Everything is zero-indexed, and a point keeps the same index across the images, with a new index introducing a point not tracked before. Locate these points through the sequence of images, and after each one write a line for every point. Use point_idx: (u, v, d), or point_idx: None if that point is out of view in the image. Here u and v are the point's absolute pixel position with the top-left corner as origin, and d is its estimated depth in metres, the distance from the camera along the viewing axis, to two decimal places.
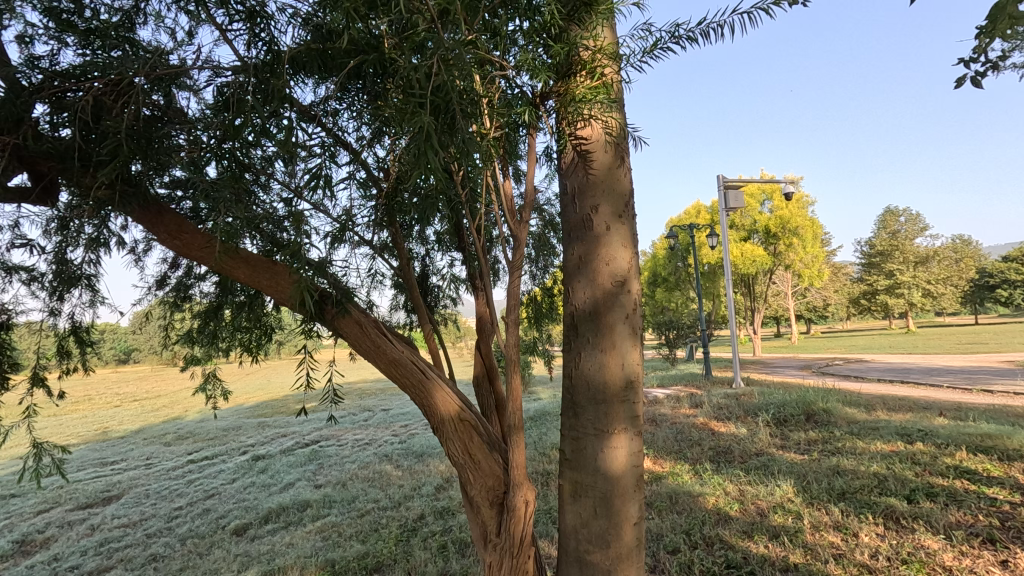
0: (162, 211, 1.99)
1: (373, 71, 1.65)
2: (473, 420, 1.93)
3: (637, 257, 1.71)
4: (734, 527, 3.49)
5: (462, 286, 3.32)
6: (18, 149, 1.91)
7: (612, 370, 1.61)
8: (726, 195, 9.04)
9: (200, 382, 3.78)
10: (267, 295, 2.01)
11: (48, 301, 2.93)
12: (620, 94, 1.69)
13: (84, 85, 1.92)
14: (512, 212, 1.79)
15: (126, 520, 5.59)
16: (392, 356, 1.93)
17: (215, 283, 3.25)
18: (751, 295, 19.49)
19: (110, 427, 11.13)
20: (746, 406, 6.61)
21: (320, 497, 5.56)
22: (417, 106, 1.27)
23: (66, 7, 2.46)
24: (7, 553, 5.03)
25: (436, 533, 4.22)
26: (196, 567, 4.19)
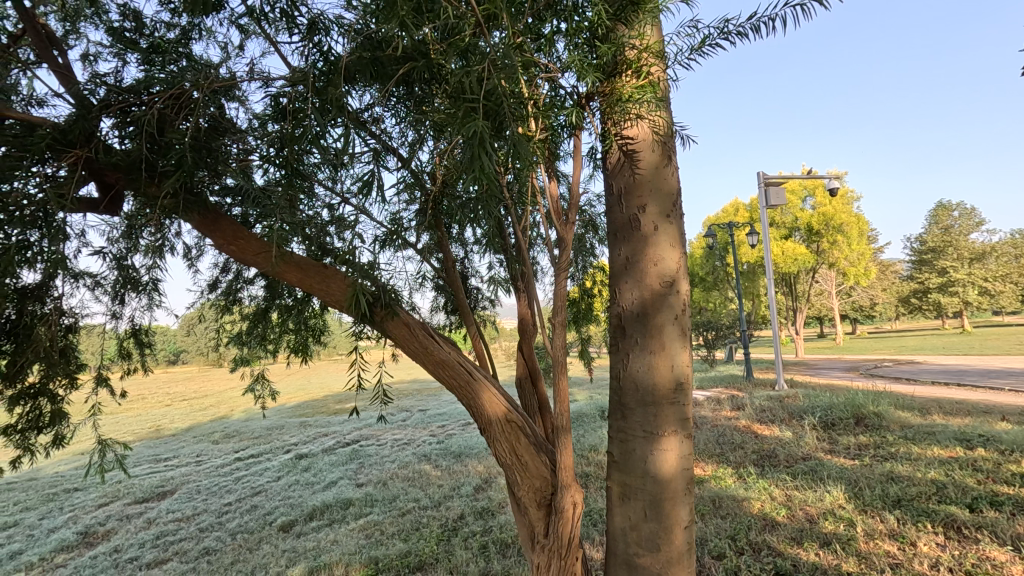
0: (219, 218, 2.07)
1: (421, 79, 1.67)
2: (519, 421, 1.94)
3: (685, 257, 1.69)
4: (783, 534, 3.40)
5: (502, 287, 3.35)
6: (89, 162, 2.02)
7: (661, 372, 1.59)
8: (767, 193, 8.80)
9: (249, 382, 3.91)
10: (319, 299, 2.07)
11: (110, 305, 3.09)
12: (666, 92, 1.67)
13: (146, 100, 2.03)
14: (558, 213, 1.79)
15: (180, 514, 5.83)
16: (440, 357, 1.97)
17: (263, 287, 3.37)
18: (793, 294, 18.94)
19: (162, 425, 11.63)
20: (790, 409, 6.42)
21: (362, 496, 5.67)
22: (470, 111, 1.29)
23: (126, 26, 2.61)
24: (73, 544, 5.30)
25: (477, 534, 4.25)
26: (247, 562, 4.33)
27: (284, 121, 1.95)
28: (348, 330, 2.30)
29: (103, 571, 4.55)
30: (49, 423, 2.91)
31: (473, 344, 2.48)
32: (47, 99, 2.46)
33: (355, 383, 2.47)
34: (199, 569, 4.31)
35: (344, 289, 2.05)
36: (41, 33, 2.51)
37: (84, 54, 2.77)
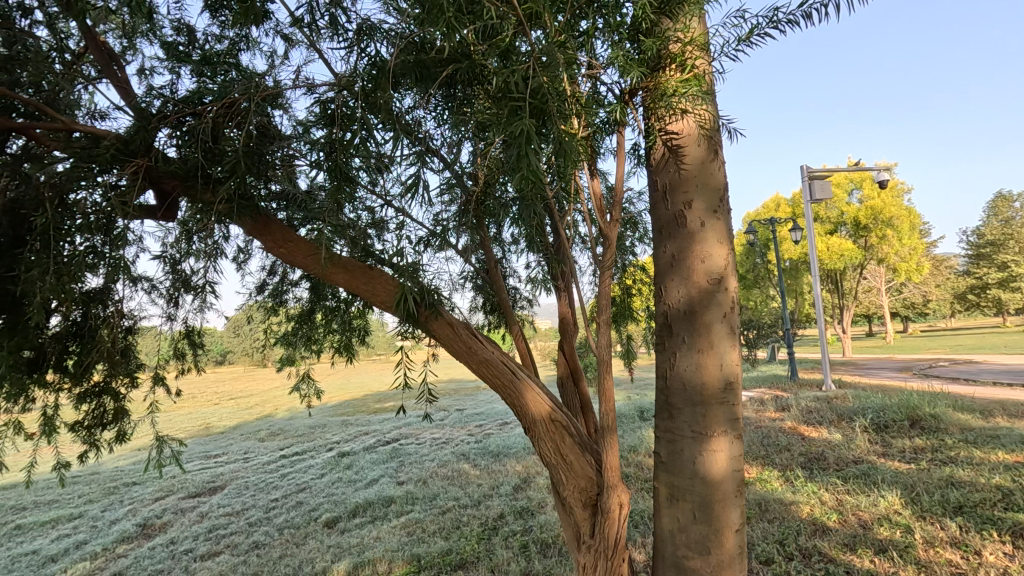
0: (269, 222, 2.14)
1: (462, 81, 1.68)
2: (564, 421, 1.93)
3: (733, 253, 1.65)
4: (834, 539, 3.28)
5: (541, 287, 3.35)
6: (149, 170, 2.12)
7: (710, 371, 1.56)
8: (811, 187, 8.50)
9: (295, 382, 4.03)
10: (366, 300, 2.12)
11: (166, 308, 3.23)
12: (712, 85, 1.63)
13: (200, 110, 2.10)
14: (602, 211, 1.78)
15: (230, 509, 6.04)
16: (483, 357, 1.98)
17: (307, 288, 3.46)
18: (839, 292, 18.27)
19: (212, 423, 12.09)
20: (839, 410, 6.19)
21: (403, 494, 5.76)
22: (515, 110, 1.29)
23: (179, 41, 2.73)
24: (132, 535, 5.57)
25: (518, 533, 4.26)
26: (294, 556, 4.46)
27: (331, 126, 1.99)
28: (394, 330, 2.34)
29: (160, 562, 4.77)
30: (113, 419, 3.05)
31: (514, 343, 2.49)
32: (109, 112, 2.60)
33: (401, 382, 2.51)
34: (250, 562, 4.46)
35: (390, 290, 2.09)
36: (103, 50, 2.66)
37: (141, 69, 2.91)
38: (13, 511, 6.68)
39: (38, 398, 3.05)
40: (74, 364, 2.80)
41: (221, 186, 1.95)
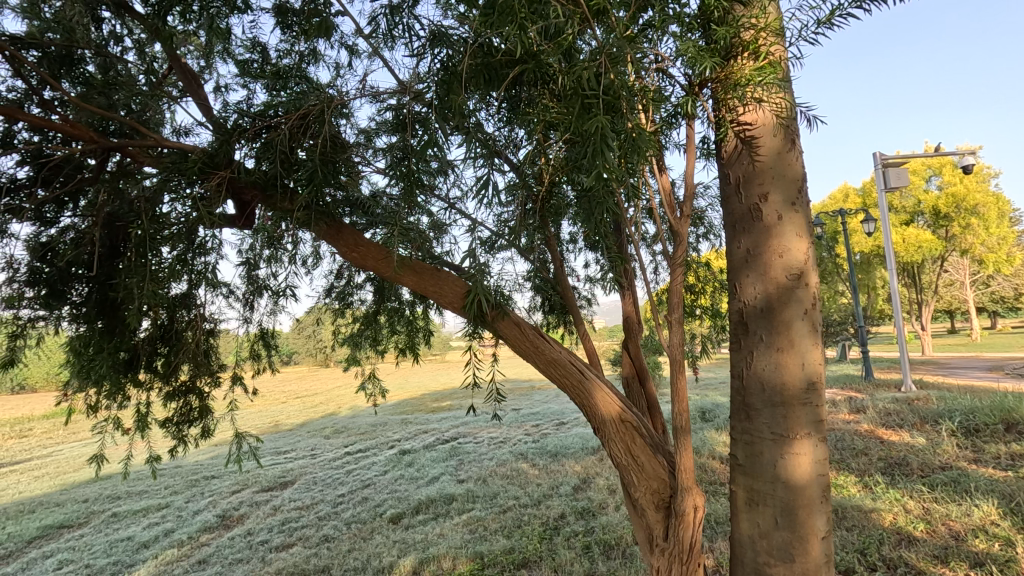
0: (342, 228, 2.23)
1: (526, 81, 1.67)
2: (634, 421, 1.91)
3: (814, 247, 1.57)
4: (923, 550, 3.08)
5: (602, 285, 3.32)
6: (232, 181, 2.24)
7: (791, 371, 1.49)
8: (885, 174, 7.97)
9: (361, 381, 4.17)
10: (433, 300, 2.16)
11: (243, 311, 3.42)
12: (788, 72, 1.55)
13: (275, 123, 2.20)
14: (671, 207, 1.74)
15: (301, 503, 6.33)
16: (551, 356, 1.99)
17: (372, 291, 3.58)
18: (917, 286, 17.10)
19: (281, 421, 12.69)
20: (922, 413, 5.77)
21: (464, 492, 5.85)
22: (586, 108, 1.26)
23: (253, 57, 2.88)
24: (214, 525, 5.94)
25: (580, 534, 4.24)
26: (362, 550, 4.62)
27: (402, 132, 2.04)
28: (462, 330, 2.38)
29: (240, 551, 5.05)
30: (199, 416, 3.26)
31: (580, 341, 2.49)
32: (193, 129, 2.78)
33: (471, 381, 2.55)
34: (321, 554, 4.65)
35: (457, 292, 2.13)
36: (187, 71, 2.85)
37: (219, 86, 3.09)
38: (109, 500, 7.26)
39: (133, 396, 3.29)
40: (164, 364, 3.01)
41: (298, 194, 2.05)
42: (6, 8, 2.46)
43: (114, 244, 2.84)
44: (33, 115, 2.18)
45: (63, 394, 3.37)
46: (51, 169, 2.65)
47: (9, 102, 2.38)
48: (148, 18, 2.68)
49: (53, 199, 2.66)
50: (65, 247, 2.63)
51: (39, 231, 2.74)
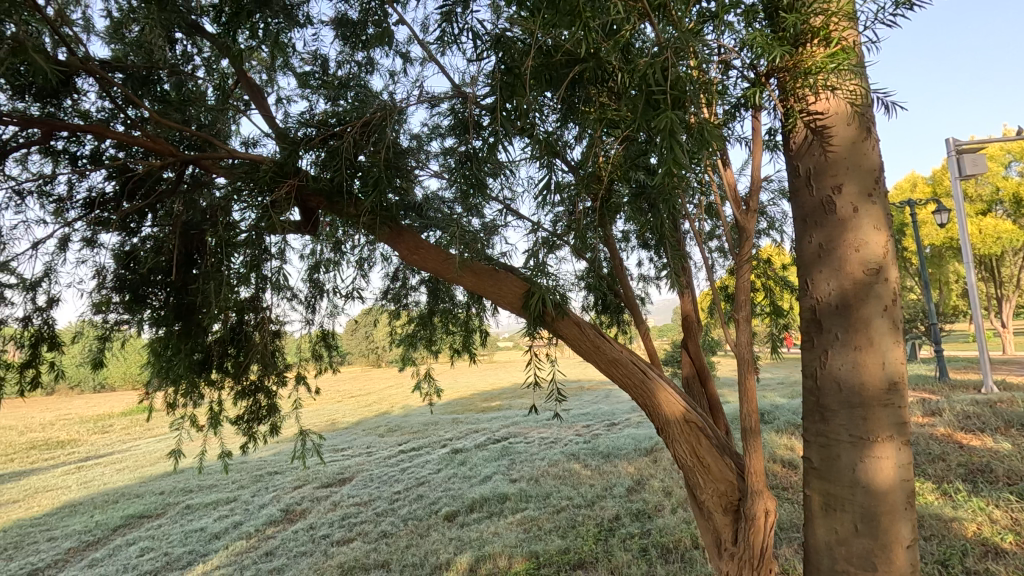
0: (402, 231, 2.33)
1: (584, 81, 1.64)
2: (700, 422, 1.88)
3: (894, 240, 1.49)
4: (1012, 564, 2.87)
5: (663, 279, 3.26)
6: (301, 189, 2.33)
7: (870, 370, 1.42)
8: (959, 162, 7.45)
9: (416, 381, 4.26)
10: (493, 301, 2.21)
11: (306, 314, 3.56)
12: (862, 56, 1.48)
13: (339, 132, 2.28)
14: (737, 202, 1.70)
15: (359, 499, 6.53)
16: (612, 356, 2.00)
17: (427, 291, 3.64)
18: (996, 280, 15.92)
19: (337, 419, 13.12)
20: (1007, 417, 5.37)
21: (517, 491, 5.88)
22: (655, 104, 1.23)
23: (314, 70, 2.99)
24: (279, 519, 6.20)
25: (635, 536, 4.19)
26: (419, 546, 4.72)
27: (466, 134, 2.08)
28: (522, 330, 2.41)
29: (303, 544, 5.25)
30: (267, 414, 3.42)
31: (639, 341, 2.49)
32: (259, 140, 2.92)
33: (532, 380, 2.56)
34: (380, 549, 4.78)
35: (516, 292, 2.17)
36: (253, 86, 2.99)
37: (281, 99, 3.23)
38: (183, 493, 7.71)
39: (207, 395, 3.49)
40: (233, 365, 3.13)
41: (363, 201, 2.11)
42: (93, 33, 2.65)
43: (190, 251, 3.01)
44: (118, 133, 2.34)
45: (145, 393, 3.60)
46: (133, 183, 2.84)
47: (99, 122, 2.57)
48: (217, 37, 2.83)
49: (137, 210, 2.85)
50: (147, 255, 2.80)
51: (124, 240, 2.93)
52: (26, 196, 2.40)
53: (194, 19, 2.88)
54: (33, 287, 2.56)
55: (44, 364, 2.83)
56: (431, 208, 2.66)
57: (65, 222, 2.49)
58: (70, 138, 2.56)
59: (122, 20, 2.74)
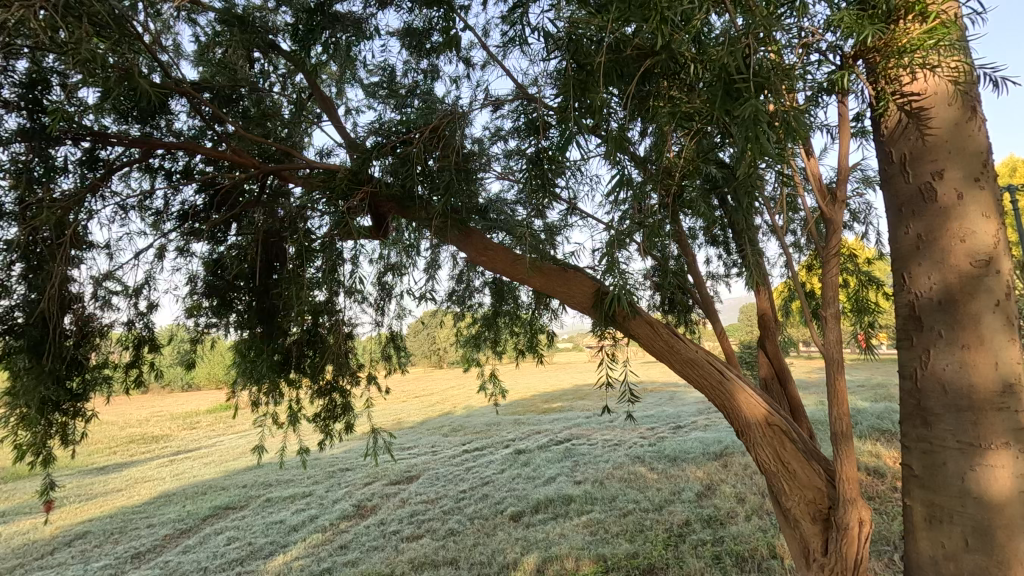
0: (473, 233, 2.40)
1: (654, 74, 1.59)
2: (783, 425, 1.88)
3: (1007, 228, 1.36)
4: None
5: (737, 274, 3.13)
6: (373, 195, 2.42)
7: (981, 371, 1.31)
8: None
9: (481, 381, 4.30)
10: (563, 300, 2.25)
11: (376, 315, 3.68)
12: (965, 28, 1.35)
13: (408, 138, 2.33)
14: (822, 194, 1.62)
15: (426, 497, 6.68)
16: (687, 356, 2.03)
17: (490, 292, 3.68)
18: None
19: (402, 419, 13.49)
20: None
21: (582, 493, 5.82)
22: (737, 92, 1.18)
23: (381, 80, 3.09)
24: (351, 513, 6.45)
25: (708, 543, 4.05)
26: (486, 545, 4.78)
27: (537, 136, 2.08)
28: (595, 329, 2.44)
29: (375, 539, 5.44)
30: (342, 412, 3.56)
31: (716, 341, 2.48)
32: (332, 149, 3.04)
33: (604, 379, 2.54)
34: (448, 547, 4.87)
35: (586, 292, 2.20)
36: (325, 98, 3.12)
37: (350, 110, 3.36)
38: (263, 487, 8.17)
39: (287, 394, 3.68)
40: (311, 366, 3.28)
41: (435, 205, 2.17)
42: (183, 58, 2.85)
43: (270, 257, 3.19)
44: (207, 148, 2.50)
45: (231, 392, 3.84)
46: (221, 195, 3.05)
47: (190, 139, 2.76)
48: (292, 54, 2.98)
49: (224, 221, 3.04)
50: (233, 261, 2.99)
51: (212, 248, 3.14)
52: (130, 210, 2.61)
53: (271, 38, 3.04)
54: (136, 293, 2.78)
55: (145, 364, 3.08)
56: (495, 210, 2.69)
57: (162, 233, 2.69)
58: (165, 156, 2.77)
59: (207, 44, 2.94)
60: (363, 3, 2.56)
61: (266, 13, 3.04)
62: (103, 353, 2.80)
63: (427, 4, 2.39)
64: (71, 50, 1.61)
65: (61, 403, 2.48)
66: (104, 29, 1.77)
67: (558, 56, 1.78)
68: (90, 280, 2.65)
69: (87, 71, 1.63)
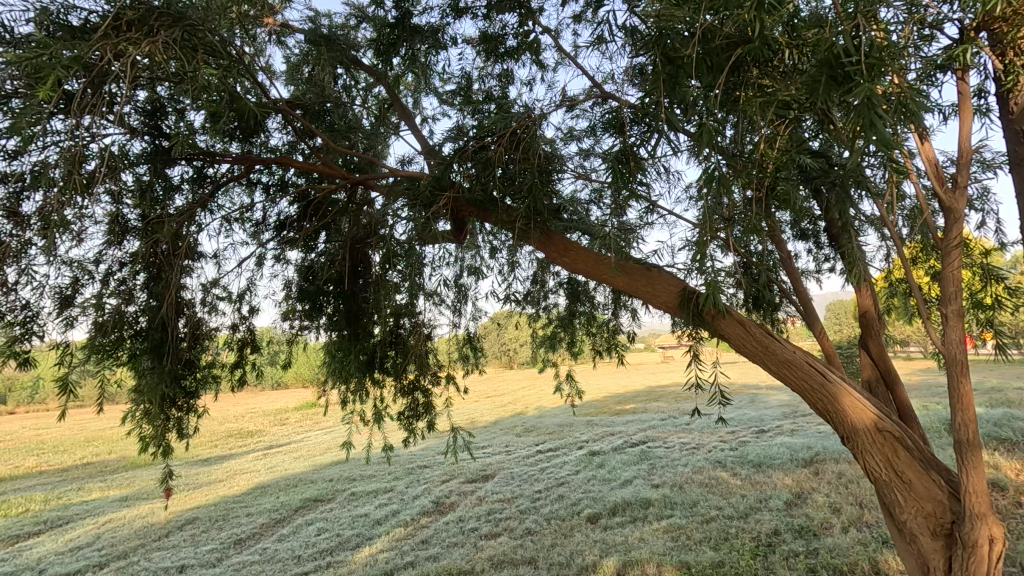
0: (553, 234, 2.41)
1: (744, 64, 1.50)
2: (895, 432, 1.80)
3: None
4: None
5: (832, 268, 2.94)
6: (456, 201, 2.48)
7: None
8: None
9: (557, 382, 4.29)
10: (645, 300, 2.20)
11: (453, 317, 3.77)
12: None
13: (488, 142, 2.36)
14: (940, 179, 1.64)
15: (502, 496, 6.76)
16: (784, 357, 1.95)
17: (566, 292, 3.67)
18: None
19: (476, 418, 13.71)
20: None
21: (660, 497, 5.68)
22: (843, 78, 1.10)
23: (457, 87, 3.17)
24: (431, 509, 6.66)
25: (801, 554, 3.83)
26: (564, 546, 4.77)
27: (619, 136, 2.05)
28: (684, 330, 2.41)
29: (455, 536, 5.57)
30: (424, 412, 3.68)
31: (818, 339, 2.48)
32: (412, 157, 3.16)
33: (694, 383, 2.48)
34: (527, 546, 4.90)
35: (672, 292, 2.15)
36: (404, 108, 3.24)
37: (427, 117, 3.47)
38: (348, 481, 8.59)
39: (372, 393, 3.84)
40: (393, 365, 3.41)
41: (518, 207, 2.21)
42: (277, 78, 3.06)
43: (356, 262, 3.35)
44: (299, 161, 2.66)
45: (321, 391, 4.06)
46: (312, 206, 3.23)
47: (284, 154, 2.95)
48: (374, 67, 3.12)
49: (314, 230, 3.22)
50: (323, 267, 3.16)
51: (304, 256, 3.33)
52: (233, 222, 2.83)
53: (354, 54, 3.20)
54: (239, 299, 3.00)
55: (247, 364, 3.32)
56: (572, 210, 2.67)
57: (261, 242, 2.90)
58: (263, 170, 2.98)
59: (297, 64, 3.14)
60: (440, 14, 2.63)
61: (348, 31, 3.21)
62: (212, 355, 3.06)
63: (504, 9, 2.42)
64: (187, 78, 1.77)
65: (178, 399, 2.73)
66: (213, 56, 1.93)
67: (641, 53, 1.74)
68: (200, 287, 2.89)
69: (202, 97, 1.78)
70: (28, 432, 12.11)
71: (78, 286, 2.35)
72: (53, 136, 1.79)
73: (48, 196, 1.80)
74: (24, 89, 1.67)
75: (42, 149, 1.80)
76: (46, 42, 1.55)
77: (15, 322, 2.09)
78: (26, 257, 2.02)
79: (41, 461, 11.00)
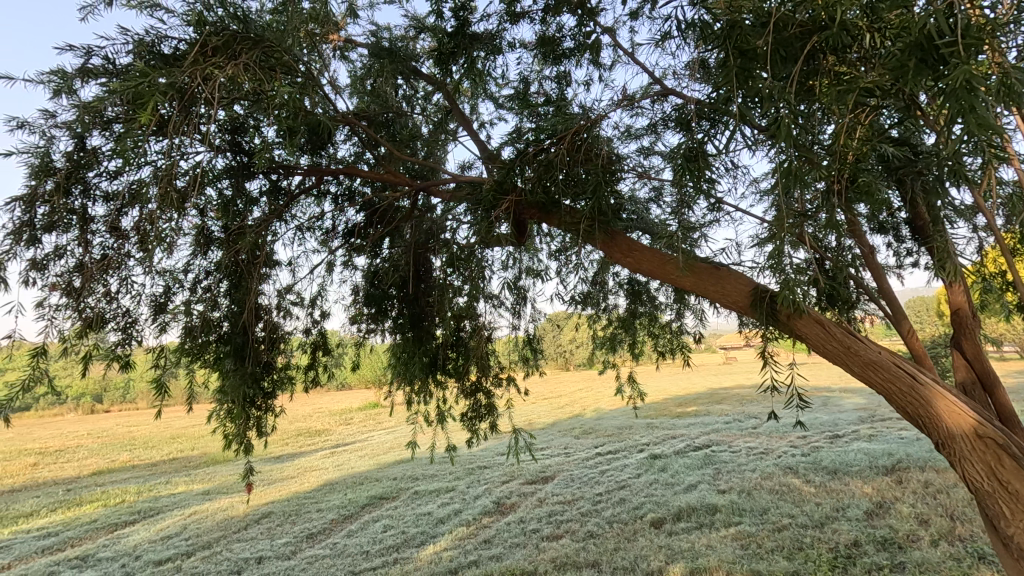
0: (616, 235, 2.37)
1: (821, 52, 1.43)
2: (998, 438, 1.67)
3: None
4: None
5: (916, 262, 2.76)
6: (519, 204, 2.49)
7: None
8: None
9: (618, 384, 4.24)
10: (714, 300, 2.13)
11: (513, 319, 3.80)
12: None
13: (549, 145, 2.37)
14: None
15: (563, 498, 6.74)
16: (868, 358, 1.85)
17: (626, 293, 3.62)
18: None
19: (534, 419, 13.74)
20: None
21: (728, 503, 5.49)
22: (938, 60, 1.03)
23: (515, 91, 3.19)
24: (492, 510, 6.72)
25: (885, 568, 3.60)
26: (628, 550, 4.70)
27: (684, 132, 2.00)
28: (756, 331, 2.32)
29: (517, 536, 5.60)
30: (486, 413, 3.73)
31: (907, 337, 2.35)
32: (472, 163, 3.20)
33: (767, 386, 2.38)
34: (589, 549, 4.86)
35: (742, 291, 2.07)
36: (463, 114, 3.29)
37: (485, 122, 3.52)
38: (411, 480, 8.80)
39: (436, 394, 3.93)
40: (455, 367, 3.47)
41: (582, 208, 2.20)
42: (342, 92, 3.19)
43: (418, 266, 3.44)
44: (367, 171, 2.76)
45: (386, 391, 4.19)
46: (377, 213, 3.35)
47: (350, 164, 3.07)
48: (432, 76, 3.19)
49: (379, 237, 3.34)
50: (388, 272, 3.27)
51: (370, 262, 3.45)
52: (306, 231, 2.97)
53: (414, 64, 3.29)
54: (311, 304, 3.15)
55: (319, 365, 3.47)
56: (634, 210, 2.63)
57: (331, 249, 3.03)
58: (332, 180, 3.11)
59: (361, 77, 3.25)
60: (497, 19, 2.66)
61: (408, 42, 3.30)
62: (287, 357, 3.21)
63: (561, 11, 2.42)
64: (265, 96, 1.88)
65: (257, 400, 2.89)
66: (288, 75, 2.04)
67: (708, 45, 1.69)
68: (276, 293, 3.05)
69: (279, 115, 1.89)
70: (123, 429, 13.19)
71: (170, 294, 2.53)
72: (149, 157, 1.94)
73: (145, 212, 1.96)
74: (124, 114, 1.82)
75: (139, 168, 1.96)
76: (145, 71, 1.69)
77: (118, 329, 2.28)
78: (125, 268, 2.20)
79: (133, 455, 11.94)
